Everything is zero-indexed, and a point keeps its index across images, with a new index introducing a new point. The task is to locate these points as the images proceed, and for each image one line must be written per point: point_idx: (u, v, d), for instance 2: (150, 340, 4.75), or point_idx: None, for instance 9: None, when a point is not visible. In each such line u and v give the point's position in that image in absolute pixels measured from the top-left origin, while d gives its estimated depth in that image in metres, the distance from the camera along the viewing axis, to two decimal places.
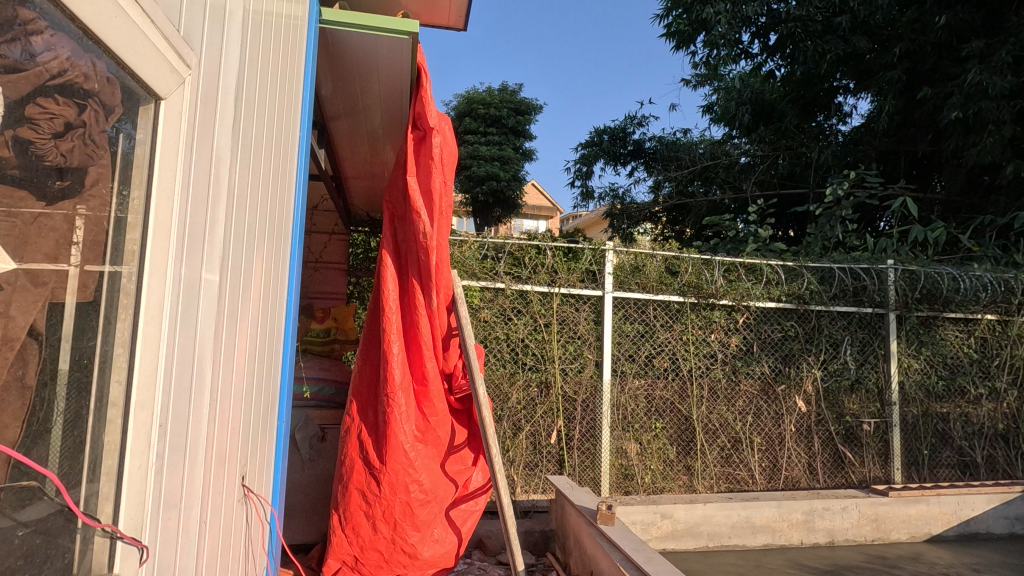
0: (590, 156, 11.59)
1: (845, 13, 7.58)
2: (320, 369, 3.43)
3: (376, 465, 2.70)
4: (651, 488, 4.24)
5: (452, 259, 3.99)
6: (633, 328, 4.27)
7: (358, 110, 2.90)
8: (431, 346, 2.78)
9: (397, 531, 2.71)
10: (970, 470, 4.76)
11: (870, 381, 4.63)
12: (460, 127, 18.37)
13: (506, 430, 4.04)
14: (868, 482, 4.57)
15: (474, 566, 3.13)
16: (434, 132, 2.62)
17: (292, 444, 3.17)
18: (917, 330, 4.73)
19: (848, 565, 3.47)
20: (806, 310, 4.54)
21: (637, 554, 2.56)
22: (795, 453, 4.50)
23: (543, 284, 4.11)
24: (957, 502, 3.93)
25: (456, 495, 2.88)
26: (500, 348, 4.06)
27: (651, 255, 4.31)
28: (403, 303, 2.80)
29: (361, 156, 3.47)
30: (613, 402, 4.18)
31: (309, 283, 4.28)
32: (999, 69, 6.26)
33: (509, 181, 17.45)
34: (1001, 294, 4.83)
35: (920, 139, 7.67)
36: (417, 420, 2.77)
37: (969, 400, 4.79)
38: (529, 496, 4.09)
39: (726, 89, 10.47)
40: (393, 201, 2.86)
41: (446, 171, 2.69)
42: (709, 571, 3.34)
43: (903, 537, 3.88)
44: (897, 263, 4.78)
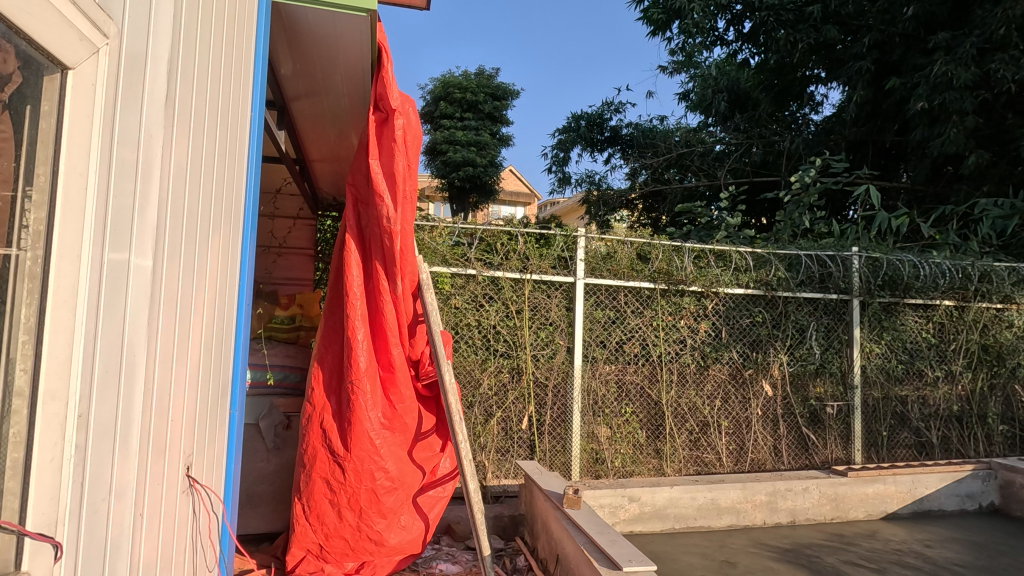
0: (567, 143, 11.58)
1: (817, 4, 7.68)
2: (285, 356, 3.31)
3: (340, 453, 2.67)
4: (621, 471, 4.29)
5: (422, 245, 3.94)
6: (604, 315, 4.29)
7: (318, 91, 2.81)
8: (396, 332, 2.74)
9: (363, 518, 2.69)
10: (925, 450, 4.93)
11: (834, 366, 4.75)
12: (436, 111, 18.17)
13: (478, 416, 4.04)
14: (830, 463, 4.70)
15: (442, 552, 3.16)
16: (397, 114, 2.55)
17: (257, 432, 3.11)
18: (879, 315, 4.86)
19: (807, 543, 3.58)
20: (772, 296, 4.63)
21: (601, 537, 2.59)
22: (761, 436, 4.60)
23: (515, 271, 4.09)
24: (913, 481, 4.07)
25: (423, 482, 2.87)
26: (472, 335, 4.04)
27: (622, 241, 4.31)
28: (367, 289, 2.75)
29: (326, 139, 3.38)
30: (584, 387, 4.21)
31: (271, 268, 4.20)
32: (963, 60, 6.41)
33: (485, 166, 17.31)
34: (959, 281, 4.99)
35: (888, 129, 7.84)
36: (383, 407, 2.73)
37: (927, 383, 4.95)
38: (500, 481, 4.10)
39: (702, 77, 10.52)
40: (357, 184, 2.80)
41: (410, 154, 2.63)
42: (675, 552, 3.40)
43: (861, 515, 4.01)
44: (861, 250, 4.88)
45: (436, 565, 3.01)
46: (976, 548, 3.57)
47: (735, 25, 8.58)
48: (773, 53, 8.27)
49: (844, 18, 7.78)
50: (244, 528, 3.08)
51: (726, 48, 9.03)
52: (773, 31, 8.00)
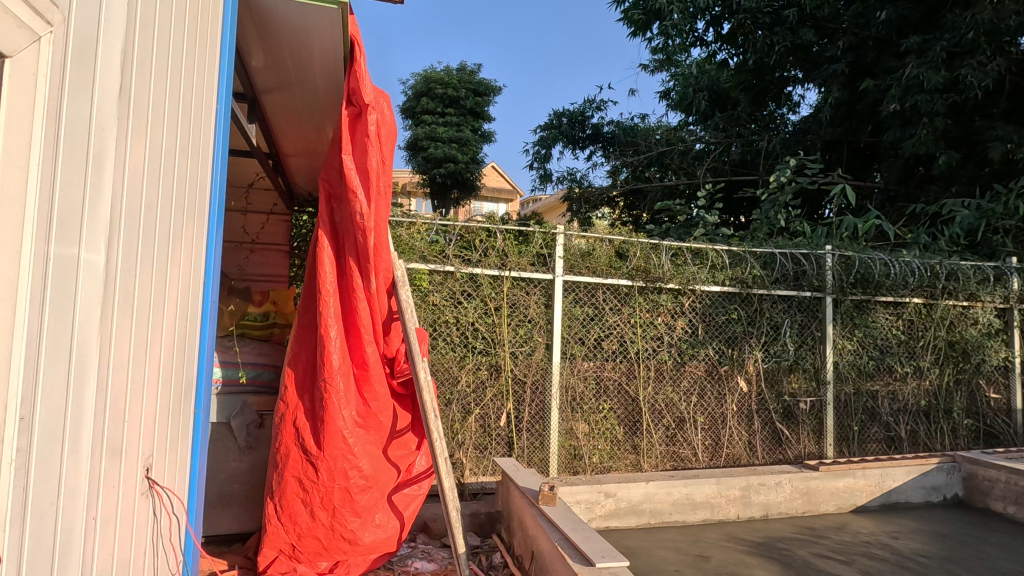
0: (549, 140, 11.58)
1: (793, 7, 7.85)
2: (257, 354, 3.22)
3: (313, 451, 2.63)
4: (598, 468, 4.31)
5: (400, 242, 3.92)
6: (582, 312, 4.30)
7: (290, 84, 2.76)
8: (370, 329, 2.71)
9: (336, 517, 2.66)
10: (894, 444, 5.05)
11: (808, 362, 4.84)
12: (418, 106, 18.02)
13: (456, 413, 4.03)
14: (803, 458, 4.79)
15: (418, 550, 3.15)
16: (370, 109, 2.52)
17: (228, 431, 3.04)
18: (851, 313, 4.96)
19: (779, 537, 3.64)
20: (748, 294, 4.69)
21: (575, 534, 2.60)
22: (736, 431, 4.67)
23: (493, 268, 4.08)
24: (881, 474, 4.17)
25: (399, 480, 2.85)
26: (450, 332, 4.02)
27: (601, 239, 4.34)
28: (340, 286, 2.72)
29: (300, 134, 3.32)
30: (562, 383, 4.22)
31: (244, 265, 4.12)
32: (934, 63, 6.55)
33: (467, 163, 17.25)
34: (928, 278, 5.11)
35: (862, 130, 8.00)
36: (357, 406, 2.70)
37: (897, 378, 5.07)
38: (478, 478, 4.10)
39: (683, 76, 10.60)
40: (330, 179, 2.76)
41: (384, 149, 2.60)
42: (650, 547, 3.43)
43: (831, 509, 4.09)
44: (834, 249, 4.98)
45: (412, 563, 3.00)
46: (941, 539, 3.67)
47: (714, 26, 8.62)
48: (750, 54, 8.38)
49: (820, 20, 7.90)
50: (216, 529, 3.03)
51: (706, 48, 9.11)
52: (751, 33, 8.10)
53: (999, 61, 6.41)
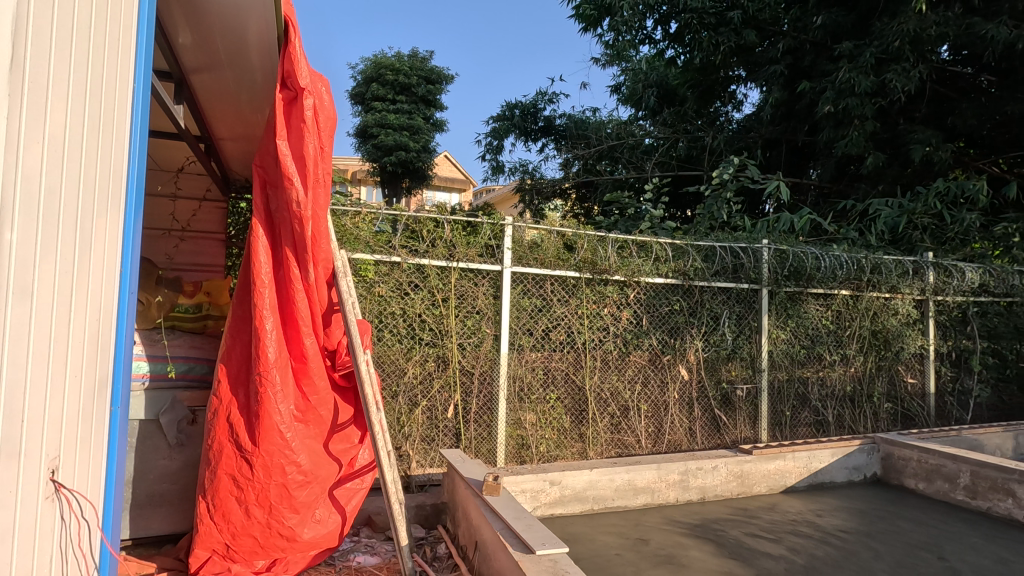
0: (501, 131, 11.52)
1: (737, 9, 8.10)
2: (189, 348, 3.04)
3: (248, 448, 2.53)
4: (545, 456, 4.37)
5: (344, 231, 3.82)
6: (530, 303, 4.33)
7: (221, 64, 2.63)
8: (309, 321, 2.63)
9: (273, 514, 2.57)
10: (823, 428, 5.35)
11: (745, 351, 5.06)
12: (367, 93, 17.54)
13: (402, 406, 3.99)
14: (739, 442, 5.00)
15: (361, 544, 3.12)
16: (306, 93, 2.43)
17: (157, 429, 2.89)
18: (785, 304, 5.21)
19: (715, 518, 3.80)
20: (690, 286, 4.84)
21: (517, 523, 2.63)
22: (677, 418, 4.83)
23: (441, 258, 4.04)
24: (809, 456, 4.42)
25: (340, 475, 2.80)
26: (396, 323, 3.97)
27: (548, 231, 4.37)
28: (277, 277, 2.62)
29: (235, 117, 3.16)
30: (510, 374, 4.24)
31: (172, 254, 3.93)
32: (864, 68, 6.91)
33: (418, 152, 16.97)
34: (855, 272, 5.42)
35: (799, 130, 8.36)
36: (296, 400, 2.62)
37: (825, 365, 5.38)
38: (425, 470, 4.08)
39: (633, 72, 10.76)
40: (265, 165, 2.65)
41: (322, 136, 2.52)
42: (593, 532, 3.51)
43: (764, 490, 4.31)
44: (770, 243, 5.21)
45: (354, 557, 2.97)
46: (860, 515, 3.92)
47: (662, 25, 8.80)
48: (697, 53, 8.60)
49: (762, 23, 8.21)
50: (145, 531, 2.89)
51: (654, 46, 9.29)
52: (697, 33, 8.32)
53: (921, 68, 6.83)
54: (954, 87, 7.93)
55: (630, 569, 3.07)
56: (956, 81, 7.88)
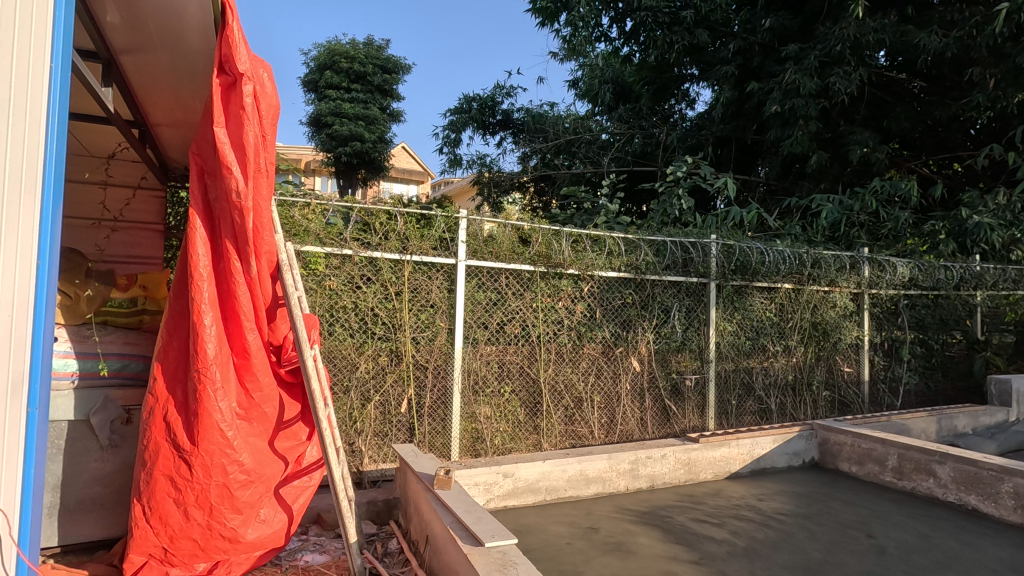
0: (458, 124, 11.40)
1: (690, 9, 8.25)
2: (123, 344, 2.90)
3: (186, 447, 2.44)
4: (500, 449, 4.39)
5: (293, 224, 3.71)
6: (485, 296, 4.32)
7: (153, 45, 2.50)
8: (252, 316, 2.54)
9: (213, 516, 2.48)
10: (766, 416, 5.58)
11: (694, 343, 5.21)
12: (321, 81, 17.02)
13: (354, 401, 3.92)
14: (687, 431, 5.16)
15: (309, 543, 3.07)
16: (245, 79, 2.34)
17: (87, 430, 2.74)
18: (732, 297, 5.39)
19: (663, 505, 3.91)
20: (642, 279, 4.95)
21: (467, 516, 2.64)
22: (629, 408, 4.94)
23: (394, 252, 3.98)
24: (752, 443, 4.60)
25: (287, 473, 2.74)
26: (348, 317, 3.89)
27: (504, 224, 4.38)
28: (217, 270, 2.52)
29: (171, 101, 3.01)
30: (465, 368, 4.23)
31: (103, 245, 3.72)
32: (809, 70, 7.19)
33: (374, 142, 16.64)
34: (797, 266, 5.65)
35: (748, 128, 8.64)
36: (238, 397, 2.53)
37: (769, 356, 5.61)
38: (378, 465, 4.03)
39: (589, 67, 10.85)
40: (203, 153, 2.54)
41: (263, 124, 2.44)
42: (545, 523, 3.56)
43: (710, 477, 4.46)
44: (718, 238, 5.37)
45: (301, 556, 2.92)
46: (799, 498, 4.12)
47: (618, 22, 8.92)
48: (652, 51, 8.76)
49: (714, 23, 8.43)
50: (75, 537, 2.75)
51: (611, 43, 9.40)
52: (652, 31, 8.45)
53: (860, 72, 7.16)
54: (890, 91, 8.36)
55: (579, 557, 3.13)
56: (892, 86, 8.30)
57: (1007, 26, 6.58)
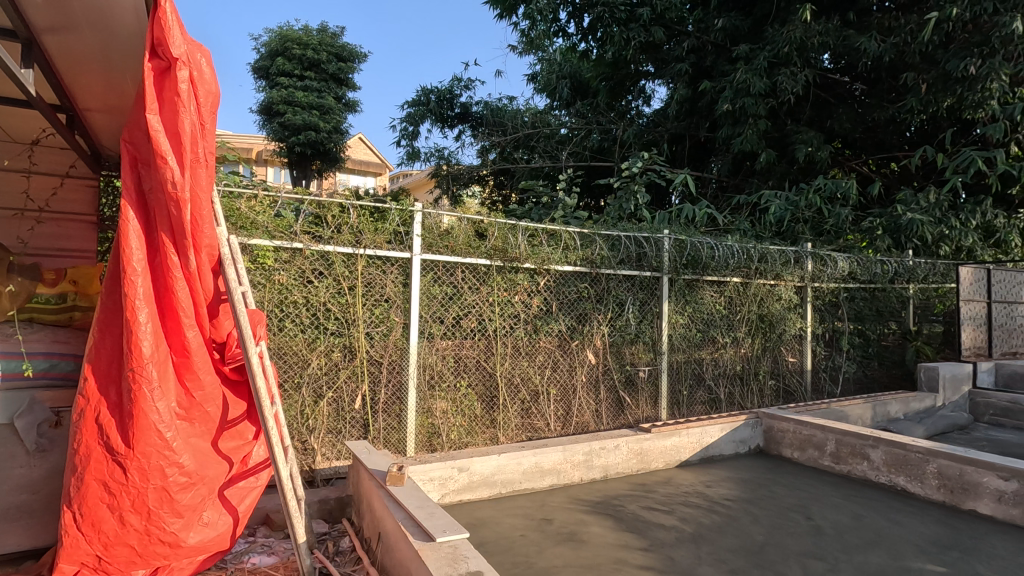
0: (416, 116, 11.22)
1: (646, 6, 8.33)
2: (52, 342, 2.75)
3: (120, 450, 2.32)
4: (456, 444, 4.37)
5: (239, 216, 3.58)
6: (441, 291, 4.28)
7: (78, 25, 2.35)
8: (191, 312, 2.44)
9: (152, 520, 2.38)
10: (716, 405, 5.76)
11: (647, 335, 5.33)
12: (272, 67, 16.42)
13: (306, 398, 3.82)
14: (641, 421, 5.28)
15: (257, 544, 2.99)
16: (180, 64, 2.23)
17: (12, 434, 2.58)
18: (683, 290, 5.53)
19: (615, 495, 3.99)
20: (597, 273, 5.02)
21: (419, 512, 2.63)
22: (585, 400, 5.02)
23: (346, 245, 3.89)
24: (701, 432, 4.75)
25: (231, 474, 2.65)
26: (299, 312, 3.79)
27: (460, 218, 4.35)
28: (152, 264, 2.41)
29: (102, 85, 2.85)
30: (421, 362, 4.19)
31: (27, 238, 3.49)
32: (758, 71, 7.43)
33: (329, 132, 16.21)
34: (744, 261, 5.85)
35: (701, 126, 8.85)
36: (177, 396, 2.43)
37: (718, 347, 5.79)
38: (331, 463, 3.96)
39: (547, 62, 10.88)
40: (136, 142, 2.42)
41: (200, 111, 2.33)
42: (500, 516, 3.58)
43: (661, 465, 4.57)
44: (671, 233, 5.49)
45: (249, 558, 2.85)
46: (744, 484, 4.28)
47: (576, 17, 8.97)
48: (609, 47, 8.84)
49: (668, 21, 8.59)
50: None
51: (569, 38, 9.44)
52: (609, 27, 8.52)
53: (806, 73, 7.43)
54: (833, 93, 8.73)
55: (533, 549, 3.16)
56: (835, 88, 8.67)
57: (937, 34, 6.98)
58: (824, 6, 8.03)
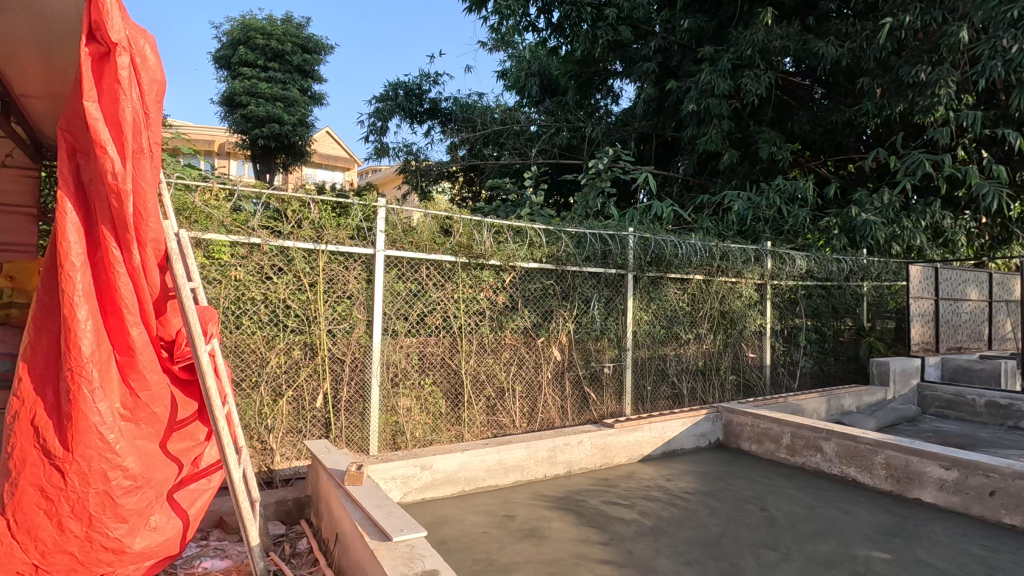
0: (384, 111, 11.04)
1: (613, 7, 8.39)
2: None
3: (58, 453, 2.21)
4: (420, 441, 4.33)
5: (193, 210, 3.46)
6: (405, 287, 4.22)
7: (9, 7, 2.22)
8: (136, 309, 2.34)
9: (93, 526, 2.27)
10: (678, 400, 5.86)
11: (612, 332, 5.39)
12: (234, 57, 15.89)
13: (265, 396, 3.73)
14: (605, 416, 5.33)
15: (209, 548, 2.91)
16: (119, 50, 2.14)
17: None
18: (648, 287, 5.60)
19: (577, 490, 4.02)
20: (563, 270, 5.03)
21: (377, 511, 2.59)
22: (550, 396, 5.04)
23: (307, 241, 3.81)
24: (663, 427, 4.83)
25: (181, 477, 2.56)
26: (257, 309, 3.70)
27: (425, 214, 4.30)
28: (93, 259, 2.30)
29: (39, 70, 2.71)
30: (384, 360, 4.13)
31: None
32: (722, 72, 7.58)
33: (294, 125, 15.82)
34: (707, 258, 5.96)
35: (667, 125, 8.97)
36: (121, 397, 2.33)
37: (681, 343, 5.89)
38: (291, 463, 3.87)
39: (517, 58, 10.86)
40: (74, 131, 2.32)
41: (143, 99, 2.24)
42: (462, 513, 3.56)
43: (624, 460, 4.62)
44: (636, 231, 5.54)
45: (200, 563, 2.76)
46: (703, 477, 4.37)
47: (545, 13, 8.97)
48: (577, 45, 8.87)
49: (635, 21, 8.67)
50: None
51: (538, 34, 9.42)
52: (577, 25, 8.55)
53: (768, 75, 7.60)
54: (794, 96, 8.96)
55: (494, 546, 3.16)
56: (796, 90, 8.90)
57: (891, 41, 7.24)
58: (785, 10, 8.24)
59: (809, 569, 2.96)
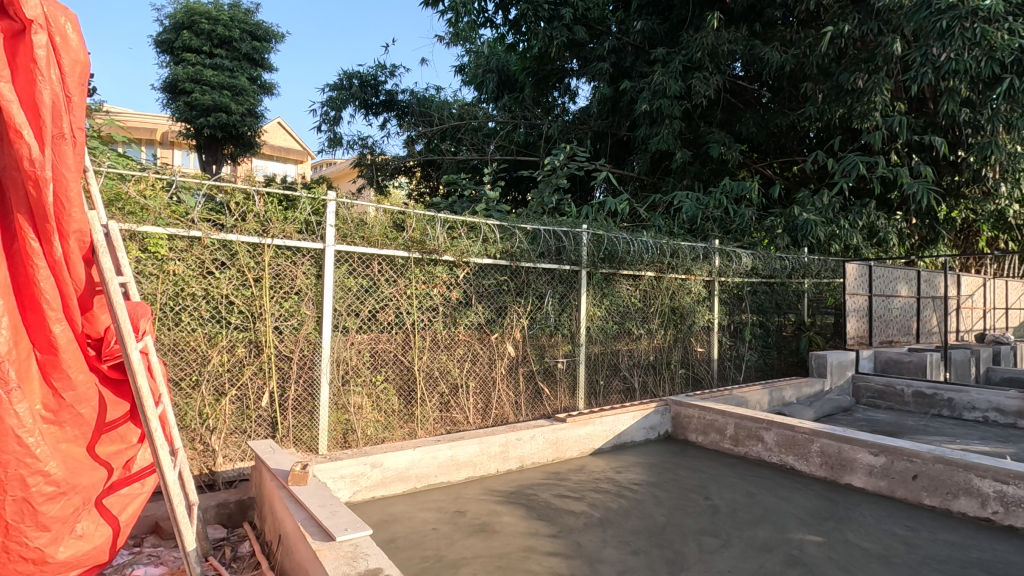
0: (338, 101, 10.75)
1: (568, 7, 8.43)
2: None
3: None
4: (372, 439, 4.26)
5: (127, 201, 3.29)
6: (356, 283, 4.14)
7: None
8: (58, 304, 2.21)
9: (10, 536, 2.11)
10: (630, 393, 5.98)
11: (566, 327, 5.44)
12: (176, 42, 15.09)
13: (206, 396, 3.58)
14: (559, 411, 5.39)
15: (143, 555, 2.79)
16: (35, 27, 2.02)
17: None
18: (601, 284, 5.68)
19: (529, 484, 4.05)
20: (517, 266, 5.05)
21: (321, 511, 2.54)
22: (503, 393, 5.05)
23: (251, 234, 3.67)
24: (613, 420, 4.92)
25: (110, 481, 2.44)
26: (198, 306, 3.55)
27: (377, 208, 4.22)
28: (9, 251, 2.16)
29: None
30: (334, 357, 4.03)
31: None
32: (674, 74, 7.77)
33: (242, 115, 15.23)
34: (658, 255, 6.10)
35: (621, 124, 9.12)
36: (42, 397, 2.19)
37: (633, 338, 6.02)
38: (235, 464, 3.75)
39: (475, 53, 10.80)
40: None
41: (64, 81, 2.12)
42: (412, 510, 3.53)
43: (575, 454, 4.69)
44: (589, 228, 5.60)
45: (132, 571, 2.65)
46: (651, 468, 4.49)
47: (502, 10, 8.97)
48: (534, 42, 8.88)
49: (591, 21, 8.76)
50: None
51: (495, 30, 9.40)
52: (533, 23, 8.57)
53: (717, 78, 7.83)
54: (742, 99, 9.26)
55: (443, 542, 3.15)
56: (744, 94, 9.19)
57: (832, 48, 7.58)
58: (734, 16, 8.51)
59: (748, 554, 3.08)
